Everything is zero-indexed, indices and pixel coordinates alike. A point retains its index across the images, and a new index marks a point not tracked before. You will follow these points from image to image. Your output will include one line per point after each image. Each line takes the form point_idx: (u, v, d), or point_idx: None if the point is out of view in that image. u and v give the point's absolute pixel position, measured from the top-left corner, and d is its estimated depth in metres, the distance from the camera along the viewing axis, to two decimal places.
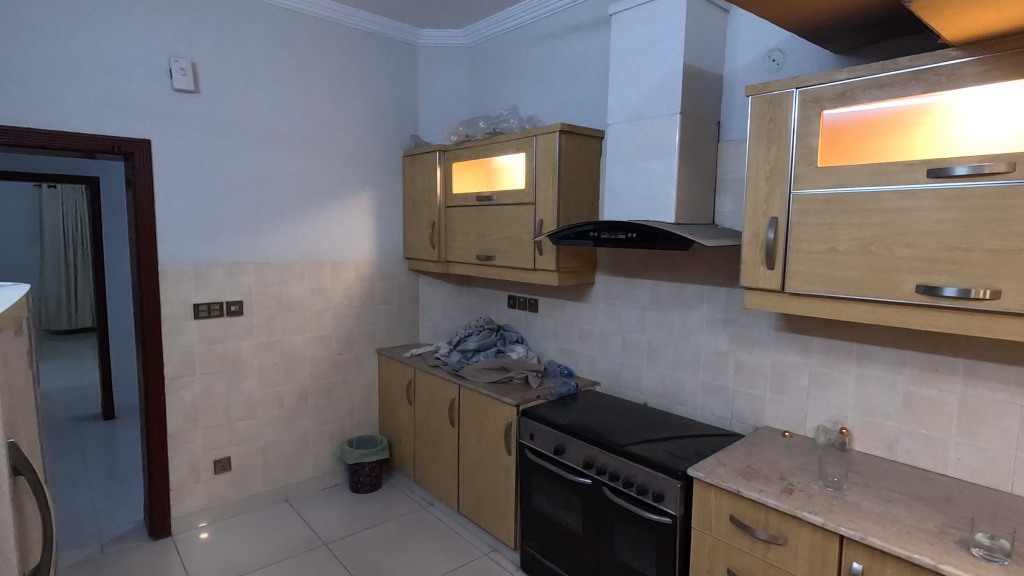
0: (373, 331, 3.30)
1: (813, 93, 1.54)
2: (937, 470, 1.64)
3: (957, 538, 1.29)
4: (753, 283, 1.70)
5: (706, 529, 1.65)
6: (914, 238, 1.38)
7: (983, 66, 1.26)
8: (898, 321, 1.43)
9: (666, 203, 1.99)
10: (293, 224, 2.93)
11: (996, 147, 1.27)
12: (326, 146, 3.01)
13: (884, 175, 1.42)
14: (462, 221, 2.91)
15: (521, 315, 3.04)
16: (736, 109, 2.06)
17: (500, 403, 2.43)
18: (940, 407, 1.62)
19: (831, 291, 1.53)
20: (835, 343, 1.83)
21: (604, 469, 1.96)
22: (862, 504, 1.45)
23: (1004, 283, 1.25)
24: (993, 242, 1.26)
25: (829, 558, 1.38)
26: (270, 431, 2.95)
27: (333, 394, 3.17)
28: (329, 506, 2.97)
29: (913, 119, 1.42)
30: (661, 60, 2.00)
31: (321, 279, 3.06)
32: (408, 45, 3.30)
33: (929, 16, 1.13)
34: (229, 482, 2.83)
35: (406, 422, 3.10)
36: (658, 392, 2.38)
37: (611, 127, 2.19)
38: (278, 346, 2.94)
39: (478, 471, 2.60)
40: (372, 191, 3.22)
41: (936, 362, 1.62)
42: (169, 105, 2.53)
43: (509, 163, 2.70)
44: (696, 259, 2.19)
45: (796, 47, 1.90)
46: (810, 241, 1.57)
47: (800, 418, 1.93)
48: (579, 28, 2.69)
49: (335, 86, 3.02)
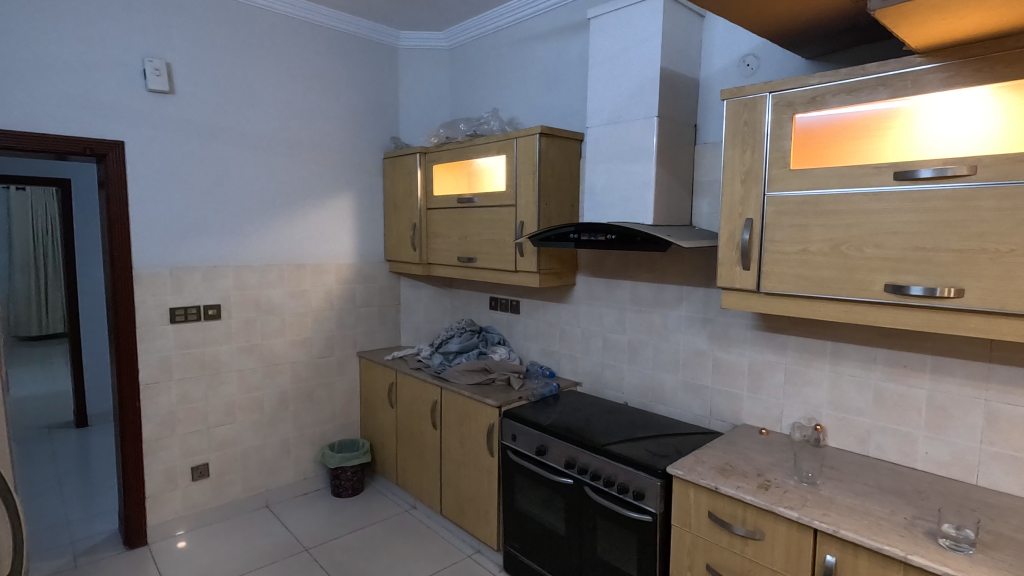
0: (354, 333, 3.27)
1: (786, 97, 1.57)
2: (907, 464, 1.68)
3: (925, 530, 1.33)
4: (730, 283, 1.73)
5: (686, 527, 1.68)
6: (882, 239, 1.42)
7: (946, 72, 1.30)
8: (868, 319, 1.47)
9: (645, 205, 2.02)
10: (272, 227, 2.91)
11: (962, 151, 1.32)
12: (306, 148, 2.99)
13: (854, 178, 1.46)
14: (443, 223, 2.91)
15: (503, 316, 3.05)
16: (713, 112, 2.10)
17: (482, 404, 2.44)
18: (910, 402, 1.67)
19: (804, 291, 1.57)
20: (809, 341, 1.88)
21: (586, 468, 1.97)
22: (835, 498, 1.49)
23: (967, 281, 1.30)
24: (957, 242, 1.31)
25: (804, 552, 1.41)
26: (249, 437, 2.91)
27: (314, 398, 3.14)
28: (311, 511, 2.94)
29: (883, 122, 1.47)
30: (639, 64, 2.02)
31: (301, 282, 3.03)
32: (388, 47, 3.30)
33: (894, 25, 1.18)
34: (208, 489, 2.79)
35: (388, 424, 3.09)
36: (639, 392, 2.40)
37: (590, 130, 2.22)
38: (258, 349, 2.91)
39: (461, 473, 2.60)
40: (353, 193, 3.20)
41: (905, 359, 1.67)
42: (143, 105, 2.48)
43: (490, 165, 2.70)
44: (675, 260, 2.22)
45: (769, 52, 1.94)
46: (784, 242, 1.61)
47: (777, 415, 1.97)
48: (558, 31, 2.71)
49: (314, 87, 2.99)
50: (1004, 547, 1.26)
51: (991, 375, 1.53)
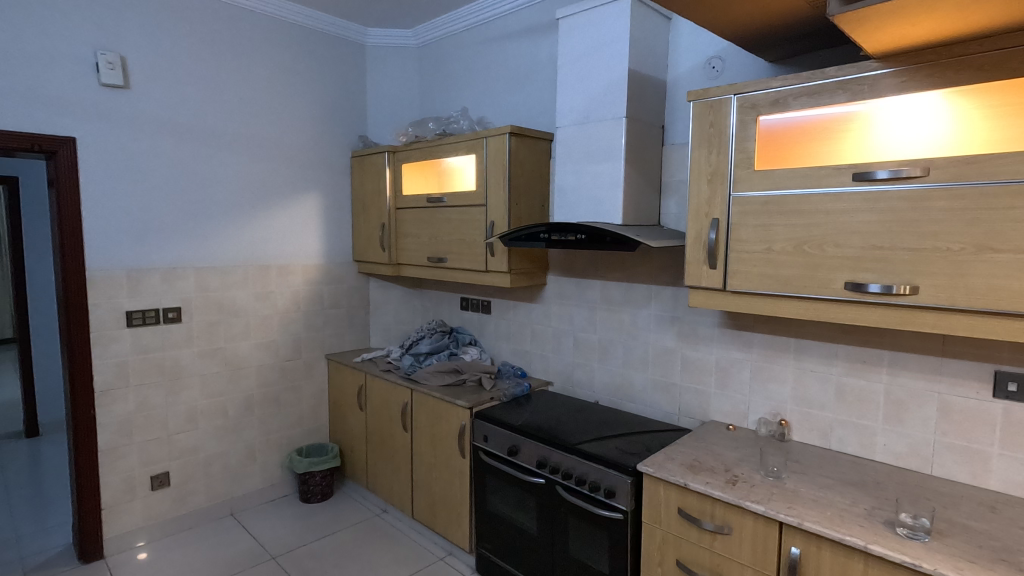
0: (322, 335, 3.21)
1: (750, 99, 1.60)
2: (866, 456, 1.74)
3: (883, 519, 1.37)
4: (698, 282, 1.75)
5: (656, 523, 1.69)
6: (842, 238, 1.46)
7: (900, 77, 1.35)
8: (830, 315, 1.51)
9: (614, 204, 2.03)
10: (235, 227, 2.83)
11: (917, 152, 1.36)
12: (271, 146, 2.92)
13: (815, 179, 1.50)
14: (412, 223, 2.88)
15: (474, 316, 3.04)
16: (680, 114, 2.13)
17: (453, 406, 2.42)
18: (868, 396, 1.73)
19: (768, 289, 1.61)
20: (773, 339, 1.92)
21: (557, 467, 1.98)
22: (800, 491, 1.52)
23: (921, 279, 1.35)
24: (912, 242, 1.35)
25: (770, 545, 1.44)
26: (213, 443, 2.82)
27: (281, 402, 3.06)
28: (278, 518, 2.87)
29: (842, 125, 1.51)
30: (608, 65, 2.04)
31: (266, 283, 2.96)
32: (355, 44, 3.24)
33: (852, 29, 1.21)
34: (169, 498, 2.69)
35: (357, 427, 3.04)
36: (609, 390, 2.42)
37: (560, 130, 2.22)
38: (221, 353, 2.82)
39: (432, 476, 2.57)
40: (320, 192, 3.14)
41: (864, 354, 1.72)
42: (96, 100, 2.38)
43: (459, 165, 2.69)
44: (644, 259, 2.25)
45: (734, 55, 1.98)
46: (749, 241, 1.64)
47: (743, 411, 2.01)
48: (527, 31, 2.71)
49: (278, 83, 2.92)
50: (958, 533, 1.31)
51: (944, 368, 1.58)
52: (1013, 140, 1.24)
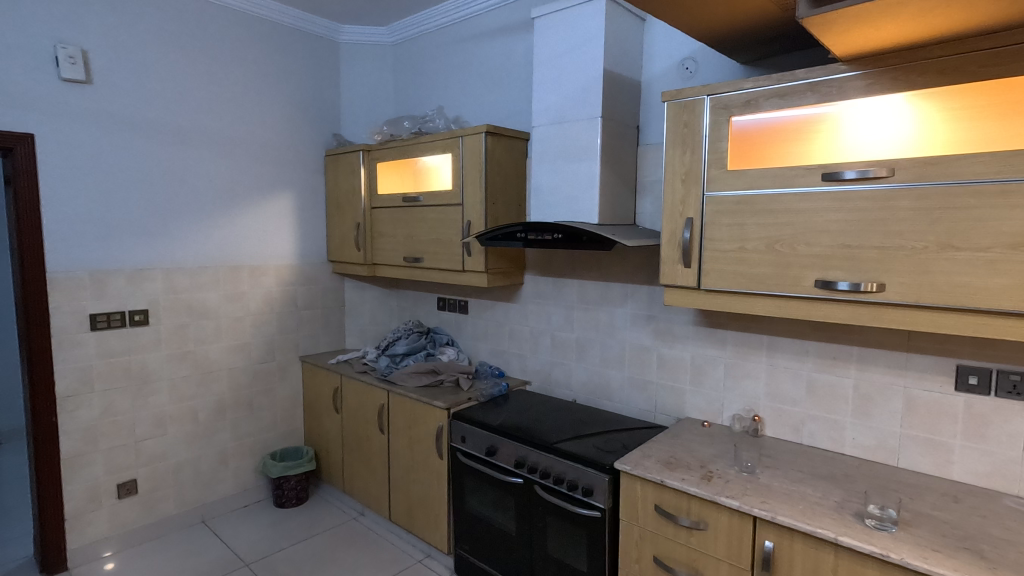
0: (296, 337, 3.16)
1: (722, 100, 1.62)
2: (837, 450, 1.78)
3: (853, 511, 1.41)
4: (673, 281, 1.77)
5: (633, 520, 1.71)
6: (812, 237, 1.49)
7: (866, 80, 1.38)
8: (801, 313, 1.54)
9: (590, 204, 2.04)
10: (204, 227, 2.76)
11: (882, 153, 1.40)
12: (241, 144, 2.85)
13: (786, 179, 1.52)
14: (388, 222, 2.85)
15: (451, 316, 3.02)
16: (654, 114, 2.15)
17: (430, 406, 2.40)
18: (837, 391, 1.77)
19: (741, 288, 1.63)
20: (747, 336, 1.95)
21: (535, 467, 1.98)
22: (773, 485, 1.55)
23: (887, 277, 1.38)
24: (879, 240, 1.39)
25: (744, 539, 1.46)
26: (182, 449, 2.75)
27: (254, 405, 3.00)
28: (251, 524, 2.81)
29: (812, 127, 1.54)
30: (583, 64, 2.04)
31: (237, 285, 2.89)
32: (328, 41, 3.19)
33: (820, 33, 1.23)
34: (137, 506, 2.61)
35: (333, 430, 2.99)
36: (587, 389, 2.43)
37: (536, 130, 2.22)
38: (190, 356, 2.75)
39: (409, 478, 2.55)
40: (293, 191, 3.08)
41: (834, 350, 1.76)
42: (56, 95, 2.29)
43: (435, 164, 2.67)
44: (620, 259, 2.26)
45: (707, 56, 2.00)
46: (722, 240, 1.66)
47: (718, 408, 2.04)
48: (503, 30, 2.70)
49: (248, 80, 2.86)
50: (923, 523, 1.35)
51: (909, 363, 1.63)
52: (973, 142, 1.28)
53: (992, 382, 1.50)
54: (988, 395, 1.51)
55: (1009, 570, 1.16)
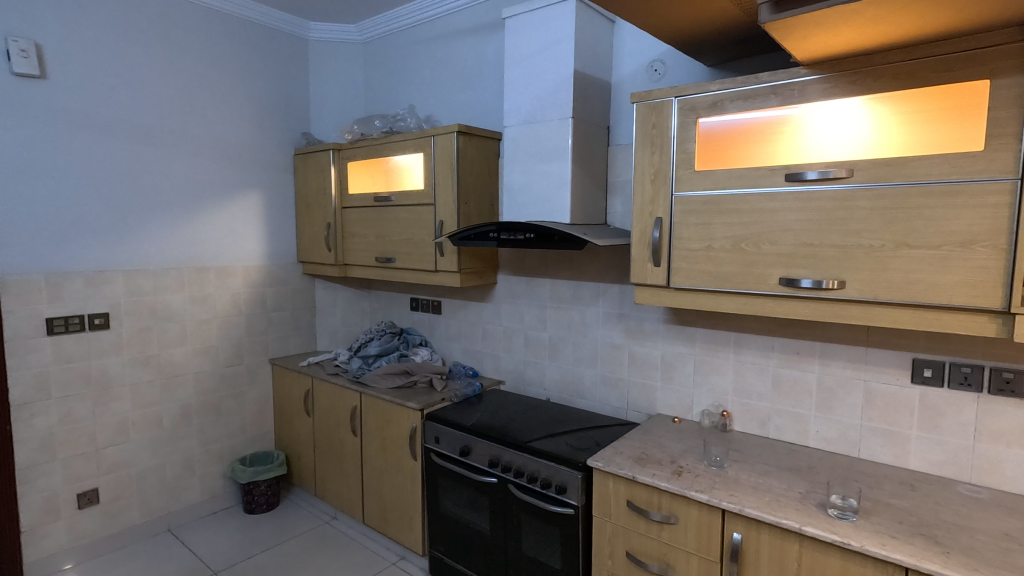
0: (265, 339, 3.10)
1: (690, 101, 1.65)
2: (801, 443, 1.83)
3: (816, 502, 1.45)
4: (643, 280, 1.80)
5: (606, 516, 1.73)
6: (776, 236, 1.53)
7: (825, 84, 1.43)
8: (766, 310, 1.58)
9: (562, 204, 2.05)
10: (168, 227, 2.68)
11: (841, 154, 1.44)
12: (206, 142, 2.79)
13: (751, 179, 1.56)
14: (359, 222, 2.81)
15: (425, 317, 3.00)
16: (623, 115, 2.18)
17: (403, 407, 2.38)
18: (802, 385, 1.82)
19: (709, 286, 1.67)
20: (715, 333, 1.99)
21: (509, 466, 1.98)
22: (741, 478, 1.59)
23: (848, 274, 1.43)
24: (839, 239, 1.43)
25: (714, 532, 1.50)
26: (146, 456, 2.67)
27: (222, 410, 2.93)
28: (220, 531, 2.75)
29: (775, 128, 1.57)
30: (554, 65, 2.06)
31: (203, 286, 2.82)
32: (296, 38, 3.14)
33: (782, 37, 1.26)
34: (98, 516, 2.52)
35: (304, 433, 2.95)
36: (560, 387, 2.45)
37: (507, 130, 2.23)
38: (154, 361, 2.67)
39: (382, 480, 2.53)
40: (261, 191, 3.02)
41: (798, 346, 1.82)
42: (7, 90, 2.20)
43: (407, 163, 2.64)
44: (591, 258, 2.29)
45: (675, 58, 2.03)
46: (690, 239, 1.70)
47: (688, 404, 2.07)
48: (474, 30, 2.70)
49: (214, 77, 2.80)
50: (882, 511, 1.40)
51: (869, 357, 1.69)
52: (926, 144, 1.33)
53: (945, 374, 1.56)
54: (942, 386, 1.57)
55: (961, 554, 1.21)
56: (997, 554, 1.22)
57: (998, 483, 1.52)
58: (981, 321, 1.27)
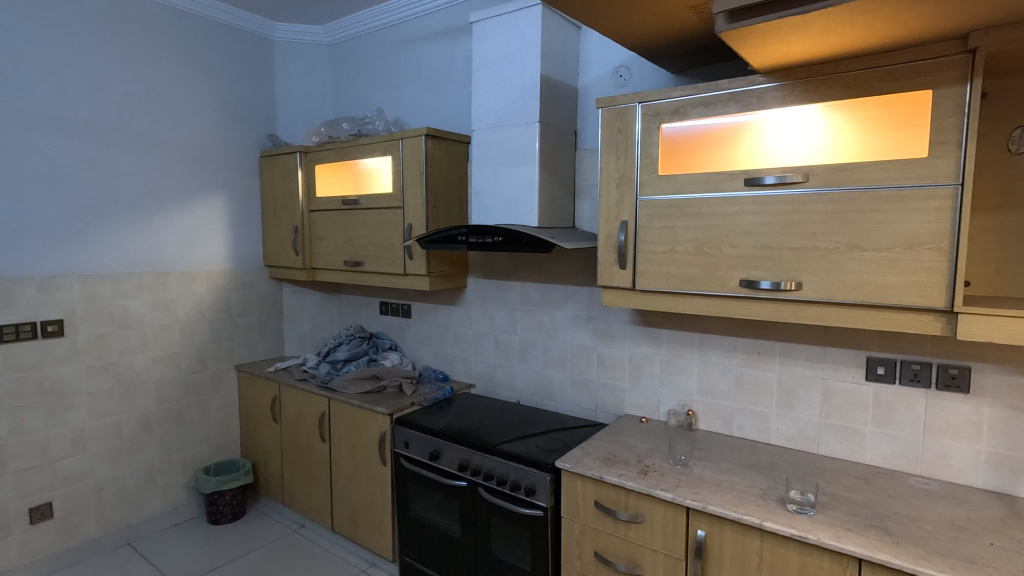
0: (230, 344, 3.03)
1: (653, 108, 1.69)
2: (763, 440, 1.88)
3: (776, 497, 1.49)
4: (609, 282, 1.82)
5: (575, 517, 1.74)
6: (736, 239, 1.57)
7: (782, 92, 1.48)
8: (726, 311, 1.62)
9: (530, 208, 2.07)
10: (127, 230, 2.60)
11: (798, 160, 1.49)
12: (167, 144, 2.72)
13: (712, 184, 1.60)
14: (327, 226, 2.78)
15: (394, 321, 2.98)
16: (590, 120, 2.20)
17: (372, 412, 2.36)
18: (763, 384, 1.87)
19: (673, 287, 1.70)
20: (680, 334, 2.03)
21: (478, 469, 1.98)
22: (705, 476, 1.63)
23: (804, 276, 1.47)
24: (796, 242, 1.48)
25: (679, 530, 1.52)
26: (105, 468, 2.58)
27: (185, 418, 2.86)
28: (183, 543, 2.67)
29: (736, 134, 1.61)
30: (521, 70, 2.07)
31: (164, 292, 2.75)
32: (262, 39, 3.09)
33: (739, 46, 1.30)
34: (52, 531, 2.43)
35: (272, 440, 2.89)
36: (530, 389, 2.46)
37: (476, 134, 2.23)
38: (113, 369, 2.59)
39: (352, 487, 2.50)
40: (225, 194, 2.96)
41: (759, 346, 1.87)
42: None
43: (375, 166, 2.62)
44: (560, 260, 2.30)
45: (639, 65, 2.07)
46: (654, 242, 1.73)
47: (655, 404, 2.11)
48: (443, 33, 2.70)
49: (175, 76, 2.73)
50: (838, 505, 1.45)
51: (826, 356, 1.74)
52: (877, 152, 1.39)
53: (896, 371, 1.63)
54: (893, 383, 1.64)
55: (910, 544, 1.26)
56: (944, 543, 1.27)
57: (946, 475, 1.58)
58: (928, 320, 1.33)
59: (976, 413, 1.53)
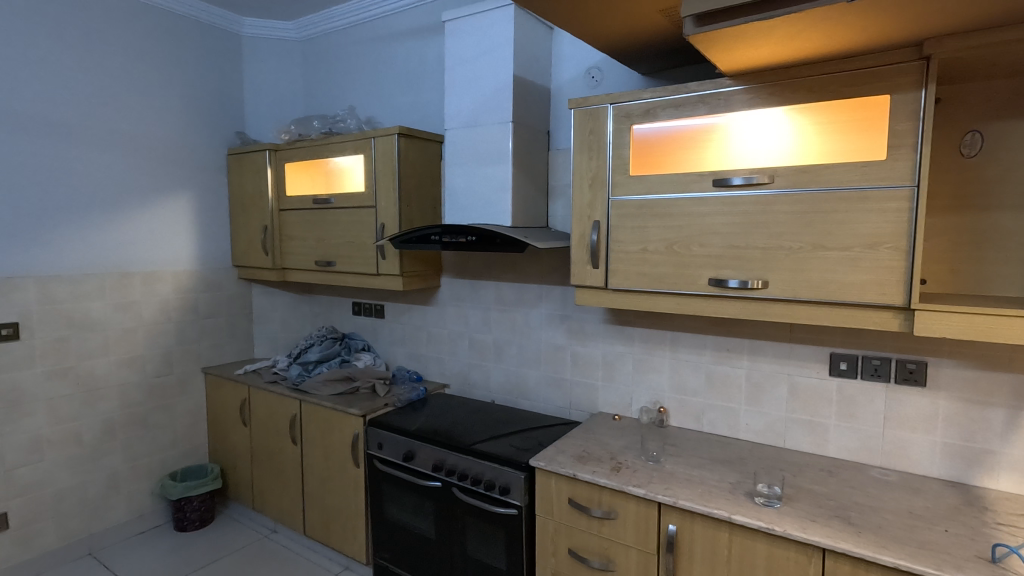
0: (197, 346, 2.96)
1: (624, 109, 1.71)
2: (732, 435, 1.92)
3: (745, 491, 1.53)
4: (582, 282, 1.84)
5: (548, 515, 1.75)
6: (705, 239, 1.61)
7: (748, 95, 1.51)
8: (696, 309, 1.65)
9: (503, 207, 2.07)
10: (87, 230, 2.52)
11: (764, 161, 1.53)
12: (130, 141, 2.64)
13: (682, 184, 1.63)
14: (298, 225, 2.74)
15: (367, 321, 2.95)
16: (563, 120, 2.22)
17: (345, 414, 2.33)
18: (732, 380, 1.91)
19: (644, 286, 1.73)
20: (652, 332, 2.06)
21: (453, 469, 1.98)
22: (676, 471, 1.66)
23: (770, 275, 1.51)
24: (763, 241, 1.52)
25: (651, 525, 1.55)
26: (64, 476, 2.49)
27: (150, 422, 2.78)
28: (149, 551, 2.60)
29: (705, 135, 1.64)
30: (494, 69, 2.07)
31: (127, 293, 2.67)
32: (229, 34, 3.02)
33: (707, 50, 1.33)
34: (8, 543, 2.33)
35: (241, 443, 2.83)
36: (504, 389, 2.47)
37: (449, 133, 2.23)
38: (73, 373, 2.50)
39: (324, 490, 2.47)
40: (191, 192, 2.89)
41: (728, 343, 1.91)
42: None
43: (346, 164, 2.59)
44: (534, 260, 2.31)
45: (611, 66, 2.09)
46: (626, 242, 1.75)
47: (627, 401, 2.13)
48: (415, 32, 2.68)
49: (138, 70, 2.65)
50: (804, 497, 1.49)
51: (792, 352, 1.79)
52: (839, 154, 1.44)
53: (858, 366, 1.68)
54: (856, 378, 1.69)
55: (871, 533, 1.31)
56: (903, 532, 1.32)
57: (905, 466, 1.64)
58: (888, 317, 1.38)
59: (933, 406, 1.59)
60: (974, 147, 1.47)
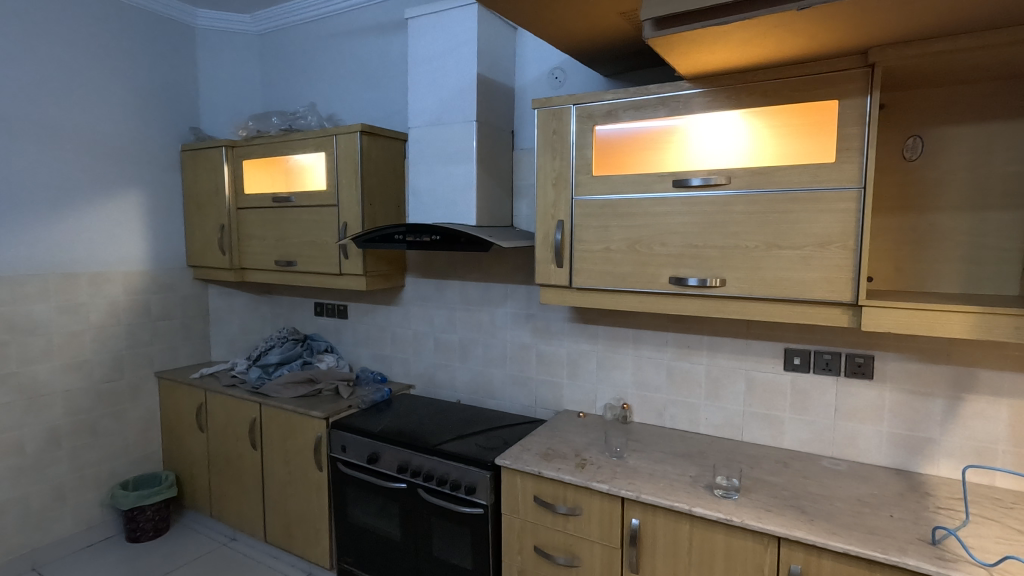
0: (150, 349, 2.85)
1: (587, 109, 1.73)
2: (692, 430, 1.97)
3: (705, 484, 1.57)
4: (547, 281, 1.86)
5: (514, 513, 1.76)
6: (666, 238, 1.64)
7: (707, 97, 1.55)
8: (658, 308, 1.69)
9: (468, 207, 2.07)
10: (28, 228, 2.39)
11: (722, 163, 1.57)
12: (75, 136, 2.52)
13: (644, 185, 1.66)
14: (257, 224, 2.66)
15: (330, 322, 2.90)
16: (527, 119, 2.23)
17: (307, 416, 2.29)
18: (692, 376, 1.96)
19: (607, 285, 1.75)
20: (615, 330, 2.09)
21: (418, 470, 1.96)
22: (639, 466, 1.69)
23: (728, 274, 1.56)
24: (720, 241, 1.56)
25: (615, 520, 1.57)
26: (5, 488, 2.36)
27: (100, 430, 2.66)
28: (98, 564, 2.49)
29: (665, 136, 1.68)
30: (458, 68, 2.06)
31: (73, 295, 2.54)
32: (182, 26, 2.92)
33: (666, 52, 1.36)
34: None
35: (198, 449, 2.74)
36: (470, 388, 2.46)
37: (413, 131, 2.20)
38: (13, 380, 2.37)
39: (286, 495, 2.41)
40: (142, 190, 2.78)
41: (688, 340, 1.95)
42: None
43: (307, 162, 2.54)
44: (499, 259, 2.32)
45: (574, 67, 2.11)
46: (589, 241, 1.77)
47: (592, 398, 2.16)
48: (378, 28, 2.64)
49: (83, 62, 2.52)
50: (760, 488, 1.54)
51: (749, 348, 1.85)
52: (792, 156, 1.48)
53: (811, 361, 1.75)
54: (809, 372, 1.76)
55: (822, 520, 1.36)
56: (852, 518, 1.38)
57: (854, 455, 1.72)
58: (837, 313, 1.43)
59: (880, 397, 1.67)
60: (915, 150, 1.55)
